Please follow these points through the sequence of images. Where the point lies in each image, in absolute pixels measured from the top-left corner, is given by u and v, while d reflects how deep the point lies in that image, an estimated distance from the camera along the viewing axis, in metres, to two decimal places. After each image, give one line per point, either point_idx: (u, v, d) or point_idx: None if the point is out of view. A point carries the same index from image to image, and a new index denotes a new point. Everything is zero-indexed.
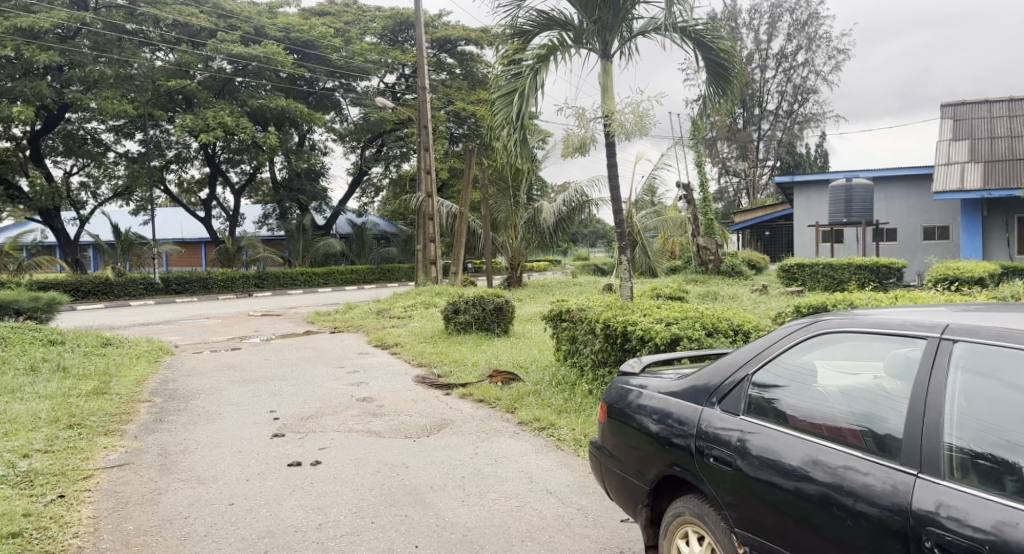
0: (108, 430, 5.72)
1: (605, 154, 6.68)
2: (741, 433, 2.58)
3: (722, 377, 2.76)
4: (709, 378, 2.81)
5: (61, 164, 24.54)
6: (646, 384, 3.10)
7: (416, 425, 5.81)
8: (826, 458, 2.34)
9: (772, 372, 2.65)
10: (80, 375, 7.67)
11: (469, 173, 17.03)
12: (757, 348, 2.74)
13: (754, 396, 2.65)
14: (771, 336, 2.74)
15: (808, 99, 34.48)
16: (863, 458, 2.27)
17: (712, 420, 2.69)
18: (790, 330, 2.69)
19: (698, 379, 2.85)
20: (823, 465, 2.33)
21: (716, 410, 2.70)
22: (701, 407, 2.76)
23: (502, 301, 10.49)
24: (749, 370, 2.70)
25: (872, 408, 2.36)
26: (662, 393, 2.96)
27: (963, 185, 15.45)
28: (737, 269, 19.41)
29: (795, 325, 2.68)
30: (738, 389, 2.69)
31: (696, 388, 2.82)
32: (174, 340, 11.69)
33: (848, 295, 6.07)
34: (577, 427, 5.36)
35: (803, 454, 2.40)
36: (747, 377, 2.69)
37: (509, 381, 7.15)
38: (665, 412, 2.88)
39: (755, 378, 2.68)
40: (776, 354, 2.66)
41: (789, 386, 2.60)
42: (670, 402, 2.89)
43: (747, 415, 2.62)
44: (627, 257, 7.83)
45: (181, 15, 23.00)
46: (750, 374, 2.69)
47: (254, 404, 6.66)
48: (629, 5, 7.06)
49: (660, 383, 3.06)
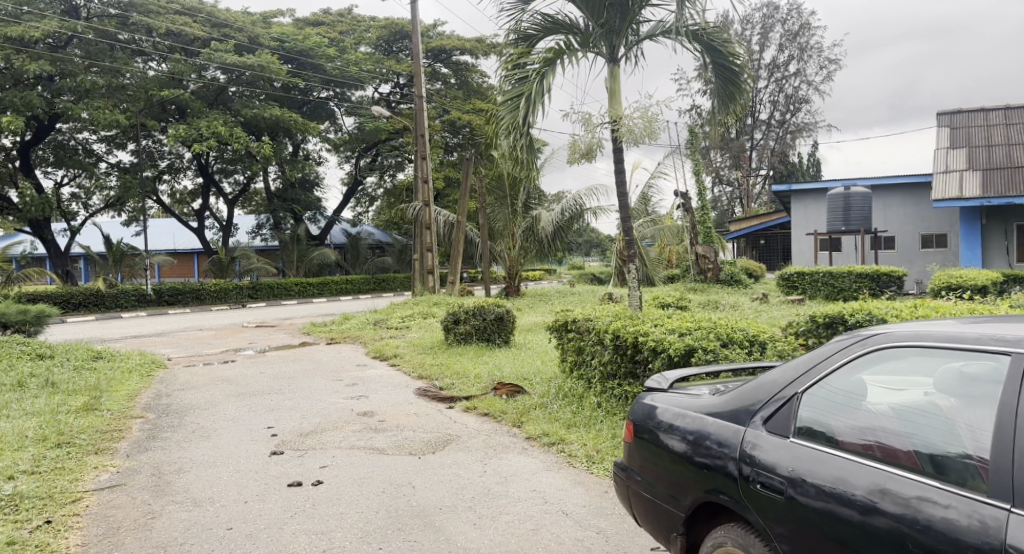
0: (98, 448, 5.49)
1: (613, 160, 6.51)
2: (793, 458, 2.37)
3: (767, 395, 2.56)
4: (751, 396, 2.60)
5: (51, 175, 24.24)
6: (676, 402, 2.90)
7: (419, 440, 5.60)
8: (895, 487, 2.14)
9: (823, 391, 2.44)
10: (70, 391, 7.43)
11: (466, 183, 16.85)
12: (804, 362, 2.54)
13: (804, 417, 2.44)
14: (819, 349, 2.54)
15: (801, 108, 34.46)
16: (940, 488, 2.08)
17: (757, 442, 2.49)
18: (840, 343, 2.49)
19: (738, 397, 2.64)
20: (893, 494, 2.13)
21: (761, 432, 2.50)
22: (743, 428, 2.55)
23: (503, 311, 10.29)
24: (797, 388, 2.49)
25: (944, 434, 2.17)
26: (698, 411, 2.76)
27: (962, 193, 15.34)
28: (736, 277, 19.27)
29: (846, 338, 2.48)
30: (786, 409, 2.49)
31: (737, 407, 2.62)
32: (167, 353, 11.44)
33: (862, 304, 5.78)
34: (588, 442, 5.17)
35: (869, 482, 2.19)
36: (795, 395, 2.49)
37: (513, 393, 6.95)
38: (702, 433, 2.68)
39: (803, 398, 2.47)
40: (826, 371, 2.45)
41: (842, 407, 2.40)
42: (707, 422, 2.68)
43: (798, 438, 2.42)
44: (635, 266, 7.61)
45: (174, 24, 22.88)
46: (798, 392, 2.48)
47: (251, 419, 6.43)
48: (637, 8, 6.92)
49: (693, 401, 2.86)
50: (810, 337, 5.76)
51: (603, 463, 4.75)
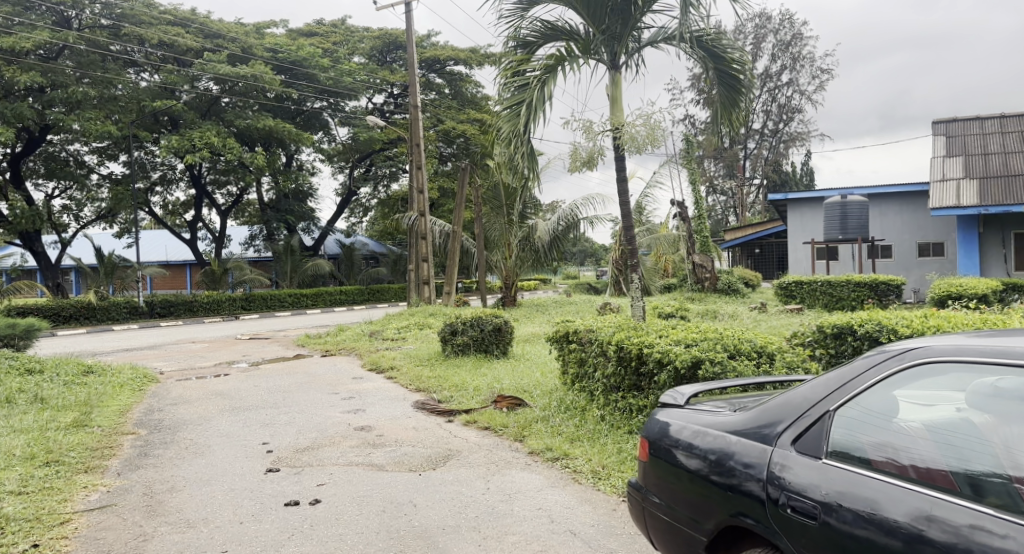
0: (88, 467, 5.32)
1: (616, 168, 6.39)
2: (827, 483, 2.24)
3: (796, 413, 2.43)
4: (778, 413, 2.47)
5: (42, 187, 24.01)
6: (695, 419, 2.77)
7: (419, 456, 5.46)
8: (943, 513, 2.01)
9: (856, 407, 2.31)
10: (60, 407, 7.25)
11: (461, 193, 16.73)
12: (836, 378, 2.41)
13: (836, 436, 2.31)
14: (849, 366, 2.41)
15: (793, 118, 34.48)
16: (992, 516, 1.95)
17: (787, 464, 2.35)
18: (873, 359, 2.37)
19: (763, 415, 2.52)
20: (941, 522, 2.00)
21: (790, 453, 2.37)
22: (770, 448, 2.42)
23: (501, 322, 10.16)
24: (829, 405, 2.36)
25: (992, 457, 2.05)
26: (720, 429, 2.63)
27: (960, 201, 15.31)
28: (733, 286, 19.19)
29: (879, 351, 2.36)
30: (817, 428, 2.36)
31: (764, 423, 2.49)
32: (159, 367, 11.24)
33: (872, 313, 5.65)
34: (593, 457, 5.04)
35: (912, 509, 2.06)
36: (826, 412, 2.36)
37: (514, 406, 6.81)
38: (725, 452, 2.55)
39: (835, 416, 2.34)
40: (860, 389, 2.33)
41: (877, 425, 2.27)
42: (730, 440, 2.55)
43: (831, 459, 2.29)
44: (638, 275, 7.47)
45: (166, 35, 22.76)
46: (830, 409, 2.35)
47: (246, 435, 6.27)
48: (638, 14, 6.84)
49: (713, 417, 2.73)
50: (817, 347, 5.65)
51: (610, 478, 4.63)
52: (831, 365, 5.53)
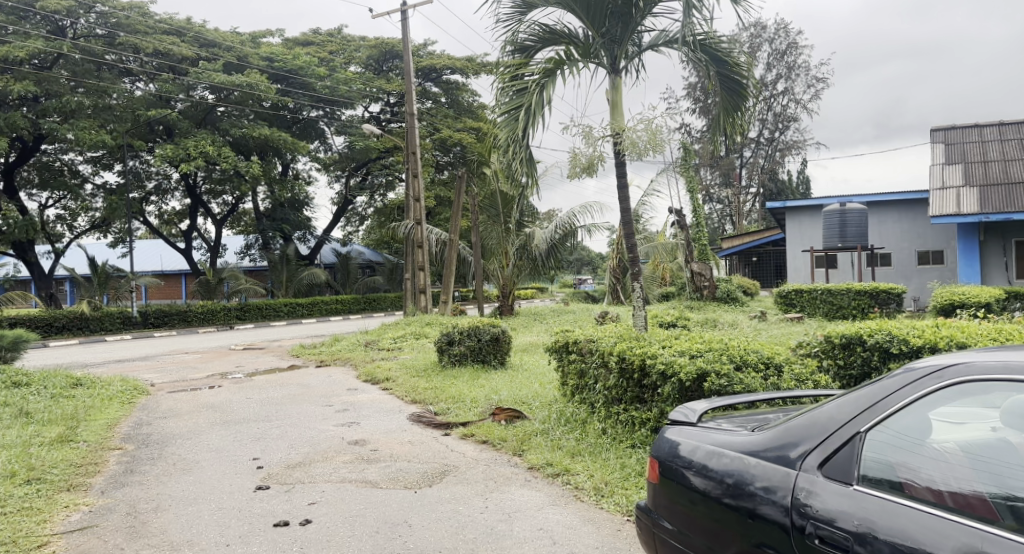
0: (71, 485, 5.12)
1: (616, 175, 6.25)
2: (862, 512, 2.06)
3: (823, 434, 2.25)
4: (803, 434, 2.30)
5: (36, 197, 23.81)
6: (709, 438, 2.59)
7: (415, 472, 5.27)
8: (993, 549, 1.85)
9: (889, 428, 2.15)
10: (45, 421, 7.05)
11: (458, 201, 16.58)
12: (866, 396, 2.24)
13: (868, 459, 2.14)
14: (880, 383, 2.24)
15: (789, 126, 34.41)
16: None
17: (815, 490, 2.18)
18: (905, 376, 2.20)
19: (786, 435, 2.34)
20: None
21: (818, 477, 2.19)
22: (794, 472, 2.25)
23: (498, 331, 9.97)
24: (859, 425, 2.19)
25: None
26: (738, 451, 2.45)
27: (960, 208, 15.19)
28: (732, 295, 19.03)
29: (914, 367, 2.20)
30: (848, 449, 2.18)
31: (788, 445, 2.31)
32: (150, 378, 11.03)
33: (880, 323, 5.47)
34: (595, 473, 4.87)
35: (957, 542, 1.90)
36: (857, 433, 2.19)
37: (512, 419, 6.62)
38: (745, 475, 2.37)
39: (867, 438, 2.17)
40: (893, 407, 2.16)
41: (910, 447, 2.11)
42: (750, 463, 2.38)
43: (863, 485, 2.12)
44: (638, 284, 7.28)
45: (161, 43, 22.61)
46: (862, 430, 2.18)
47: (237, 450, 6.08)
48: (639, 17, 6.72)
49: (730, 436, 2.55)
50: (823, 357, 5.51)
51: (614, 496, 4.46)
52: (839, 376, 5.38)
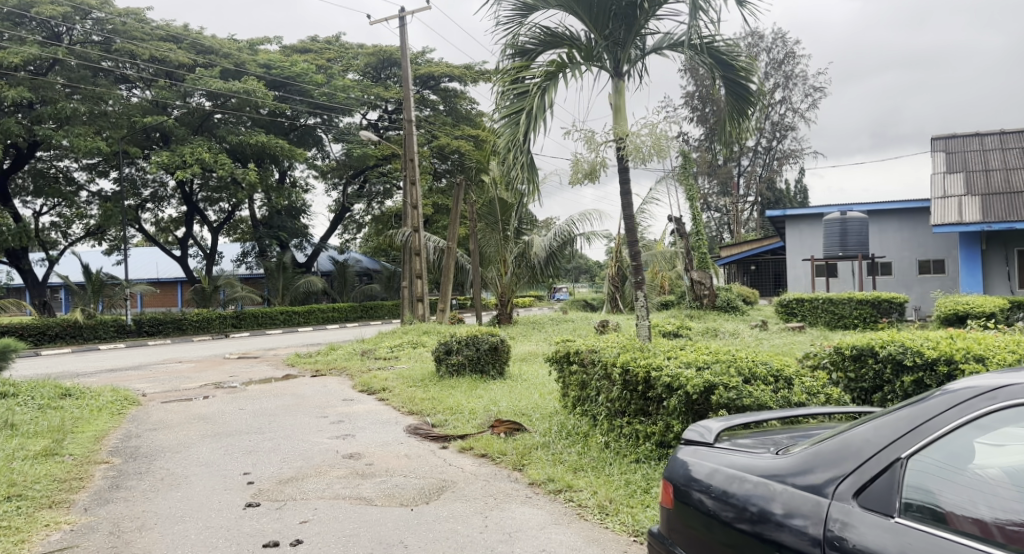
0: (53, 502, 4.94)
1: (619, 180, 6.09)
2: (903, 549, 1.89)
3: (858, 460, 2.08)
4: (834, 458, 2.13)
5: (30, 204, 23.59)
6: (729, 461, 2.42)
7: (411, 487, 5.09)
8: None
9: (931, 455, 1.99)
10: (30, 433, 6.85)
11: (456, 209, 16.39)
12: (905, 419, 2.08)
13: (910, 489, 1.97)
14: (920, 405, 2.08)
15: (786, 135, 34.33)
16: None
17: (851, 520, 2.00)
18: (949, 398, 2.05)
19: (816, 459, 2.17)
20: None
21: (854, 508, 2.01)
22: (826, 500, 2.07)
23: (497, 341, 9.81)
24: (900, 451, 2.03)
25: None
26: (761, 475, 2.27)
27: (962, 217, 15.03)
28: (732, 303, 18.86)
29: (959, 388, 2.04)
30: (888, 476, 2.01)
31: (819, 470, 2.14)
32: (142, 388, 10.81)
33: (891, 333, 5.30)
34: (599, 489, 4.69)
35: None
36: (897, 459, 2.02)
37: (512, 431, 6.44)
38: (772, 502, 2.19)
39: (908, 465, 2.00)
40: (937, 432, 1.99)
41: (954, 475, 1.96)
42: (775, 490, 2.20)
43: (904, 517, 1.94)
44: (642, 293, 7.07)
45: (158, 50, 22.46)
46: (902, 456, 2.02)
47: (227, 464, 5.89)
48: (643, 20, 6.58)
49: (752, 459, 2.38)
50: (833, 369, 5.34)
51: (619, 515, 4.29)
52: (849, 389, 5.21)
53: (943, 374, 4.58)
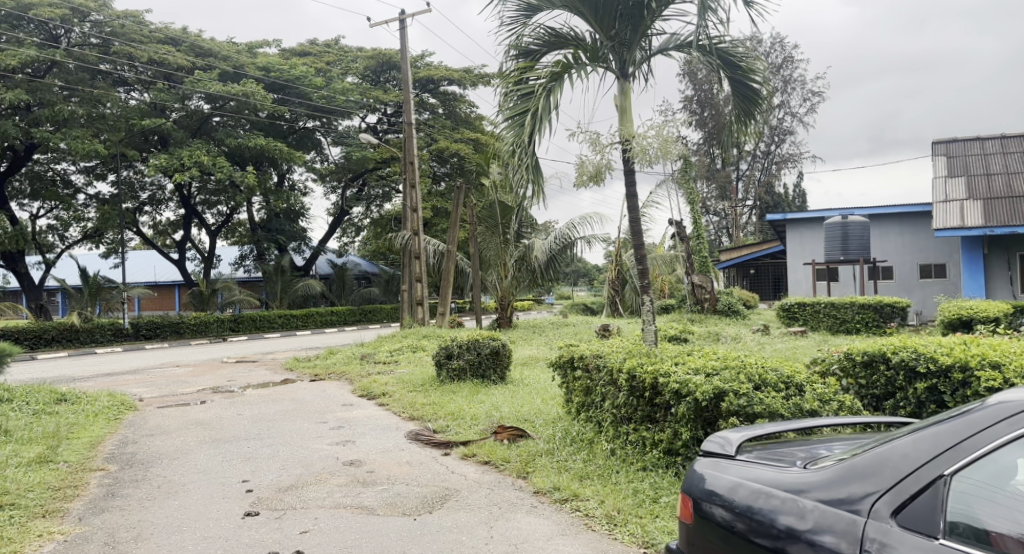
0: (47, 511, 4.83)
1: (624, 183, 6.00)
2: None
3: (895, 476, 2.02)
4: (871, 474, 2.07)
5: (27, 207, 23.46)
6: (756, 476, 2.34)
7: (414, 496, 4.97)
8: None
9: (976, 473, 1.93)
10: (24, 440, 6.74)
11: (456, 212, 16.26)
12: (947, 434, 2.02)
13: (953, 507, 1.91)
14: (963, 421, 2.02)
15: (785, 140, 34.29)
16: None
17: (891, 541, 1.93)
18: (994, 412, 2.00)
19: (851, 475, 2.10)
20: None
21: (894, 527, 1.95)
22: (862, 518, 2.01)
23: (499, 345, 9.69)
24: (942, 468, 1.97)
25: None
26: (789, 491, 2.20)
27: (964, 221, 14.95)
28: (734, 307, 18.77)
29: (1005, 402, 1.99)
30: (930, 494, 1.95)
31: (855, 485, 2.07)
32: (139, 393, 10.69)
33: (902, 338, 5.22)
34: (607, 499, 4.59)
35: None
36: (940, 476, 1.96)
37: (515, 438, 6.30)
38: (802, 519, 2.11)
39: (952, 483, 1.94)
40: (983, 449, 1.94)
41: (1000, 495, 1.89)
42: (805, 507, 2.13)
43: (948, 538, 1.88)
44: (648, 298, 6.93)
45: (156, 53, 22.34)
46: (945, 473, 1.96)
47: (226, 471, 5.78)
48: (650, 20, 6.50)
49: (778, 473, 2.31)
50: (843, 376, 5.26)
51: (628, 525, 4.20)
52: (860, 395, 5.12)
53: (958, 380, 4.48)
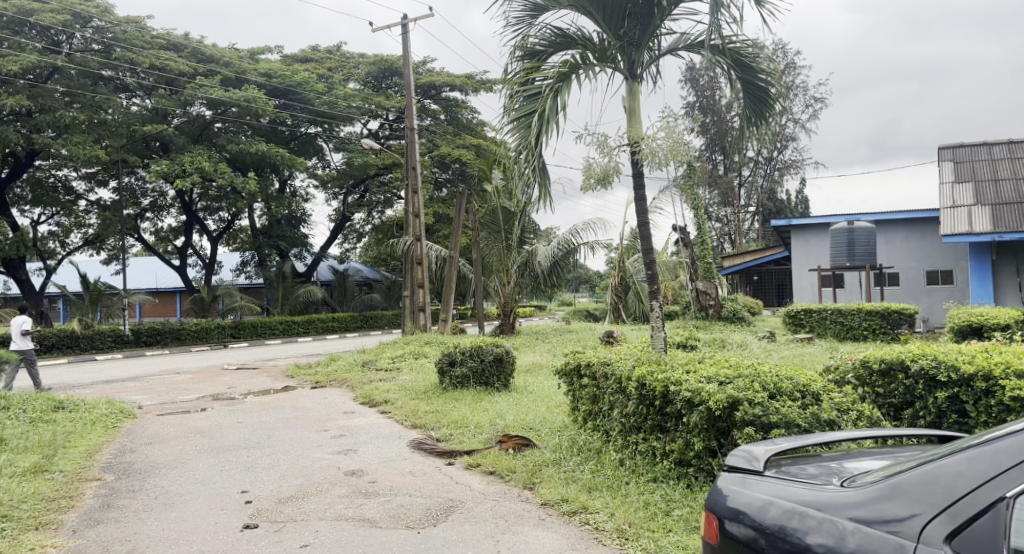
0: (40, 523, 4.70)
1: (633, 184, 5.87)
2: None
3: (949, 498, 1.95)
4: (921, 494, 2.00)
5: (27, 213, 23.36)
6: (788, 495, 2.25)
7: (417, 508, 4.82)
8: None
9: None
10: (19, 449, 6.60)
11: (459, 217, 16.10)
12: (1003, 455, 1.95)
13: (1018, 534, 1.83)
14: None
15: (787, 146, 34.23)
16: None
17: None
18: None
19: (898, 496, 2.02)
20: None
21: None
22: (912, 543, 1.94)
23: (502, 351, 9.56)
24: (1004, 490, 1.90)
25: None
26: (826, 511, 2.13)
27: (972, 226, 14.77)
28: (738, 314, 18.65)
29: None
30: (992, 518, 1.87)
31: (903, 507, 2.00)
32: (138, 400, 10.54)
33: (920, 345, 5.07)
34: (617, 511, 4.45)
35: None
36: (1002, 498, 1.89)
37: (521, 447, 6.14)
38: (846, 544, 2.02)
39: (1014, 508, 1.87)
40: None
41: None
42: (846, 530, 2.05)
43: None
44: (657, 302, 6.74)
45: (158, 59, 22.24)
46: (1008, 495, 1.89)
47: (225, 481, 5.63)
48: (659, 20, 6.40)
49: (812, 491, 2.23)
50: (859, 385, 5.11)
51: (640, 540, 4.06)
52: (878, 404, 4.98)
53: (981, 390, 4.35)
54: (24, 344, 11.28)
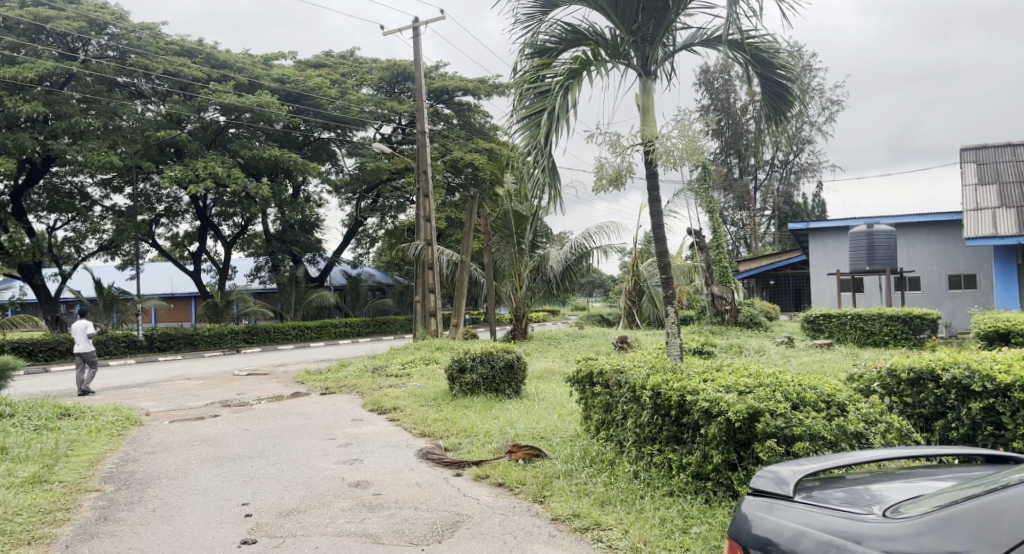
0: (34, 537, 4.54)
1: (646, 184, 5.65)
2: None
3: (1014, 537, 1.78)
4: (979, 528, 1.82)
5: (44, 219, 23.41)
6: (829, 526, 2.04)
7: (422, 523, 4.62)
8: None
9: None
10: (20, 458, 6.46)
11: (471, 221, 15.89)
12: None
13: None
14: None
15: (804, 149, 33.87)
16: None
17: None
18: None
19: (955, 531, 1.83)
20: None
21: None
22: None
23: (514, 358, 9.34)
24: None
25: None
26: (868, 545, 1.93)
27: (997, 229, 14.37)
28: (755, 319, 18.39)
29: None
30: None
31: (955, 541, 1.82)
32: (146, 407, 10.42)
33: (951, 354, 4.81)
34: (631, 528, 4.23)
35: None
36: None
37: (531, 457, 5.93)
38: None
39: None
40: None
41: None
42: None
43: None
44: (673, 308, 6.48)
45: (172, 64, 22.26)
46: None
47: (226, 493, 5.46)
48: (673, 14, 6.18)
49: (851, 521, 2.03)
50: (885, 394, 4.87)
51: None
52: (906, 416, 4.74)
53: (1018, 400, 4.13)
54: (87, 347, 11.91)
